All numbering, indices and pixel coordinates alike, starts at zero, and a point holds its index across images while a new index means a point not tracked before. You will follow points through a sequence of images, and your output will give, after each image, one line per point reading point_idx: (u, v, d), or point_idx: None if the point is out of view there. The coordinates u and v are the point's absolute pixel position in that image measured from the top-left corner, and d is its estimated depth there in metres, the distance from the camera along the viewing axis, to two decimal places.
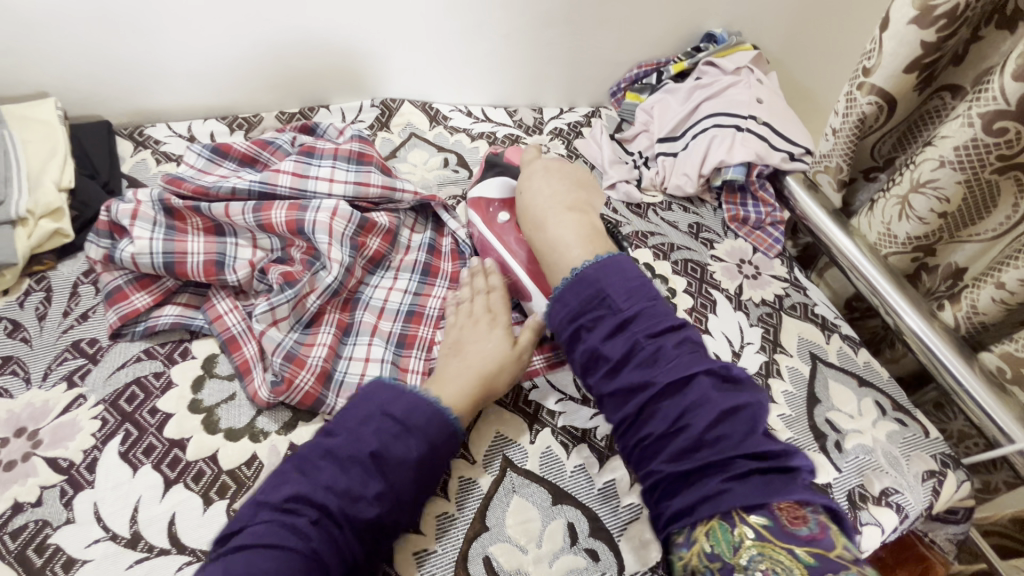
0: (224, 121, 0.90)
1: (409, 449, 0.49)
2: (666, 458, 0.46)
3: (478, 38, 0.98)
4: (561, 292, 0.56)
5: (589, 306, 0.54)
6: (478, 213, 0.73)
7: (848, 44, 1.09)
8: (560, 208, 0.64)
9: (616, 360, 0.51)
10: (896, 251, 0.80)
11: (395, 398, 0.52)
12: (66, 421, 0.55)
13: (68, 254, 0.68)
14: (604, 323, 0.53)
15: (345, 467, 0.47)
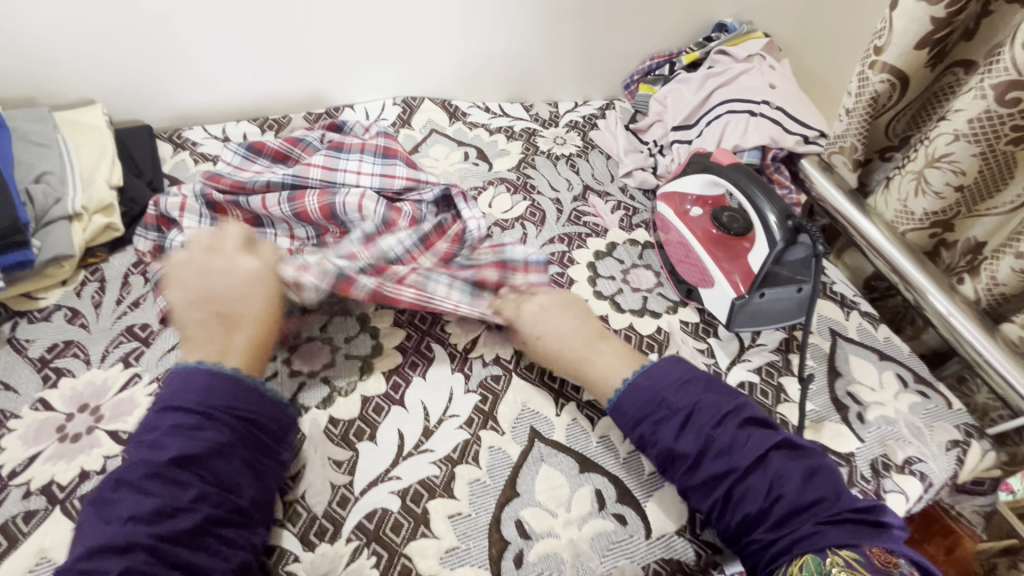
0: (256, 123, 0.94)
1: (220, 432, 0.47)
2: (764, 528, 0.50)
3: (494, 35, 1.01)
4: (619, 402, 0.59)
5: (649, 410, 0.57)
6: (673, 205, 0.81)
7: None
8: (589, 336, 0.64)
9: (693, 457, 0.54)
10: (914, 227, 0.81)
11: (183, 387, 0.49)
12: (124, 397, 0.59)
13: (118, 248, 0.73)
14: (667, 424, 0.56)
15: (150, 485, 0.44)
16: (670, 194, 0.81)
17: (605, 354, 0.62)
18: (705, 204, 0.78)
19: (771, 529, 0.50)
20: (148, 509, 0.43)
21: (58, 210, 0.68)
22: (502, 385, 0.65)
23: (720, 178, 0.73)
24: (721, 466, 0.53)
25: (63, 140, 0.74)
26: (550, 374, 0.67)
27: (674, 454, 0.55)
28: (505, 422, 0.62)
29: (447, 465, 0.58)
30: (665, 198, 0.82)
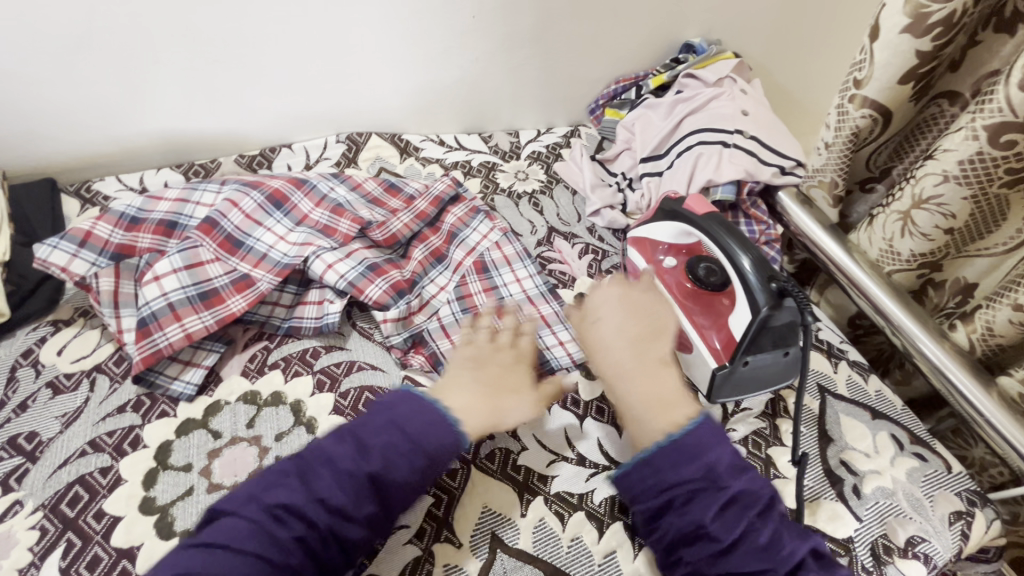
0: (179, 169, 0.84)
1: (407, 473, 0.47)
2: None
3: (446, 63, 0.92)
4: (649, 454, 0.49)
5: (687, 479, 0.48)
6: (644, 253, 0.74)
7: (840, 48, 1.05)
8: (624, 324, 0.59)
9: (725, 542, 0.45)
10: (900, 268, 0.75)
11: (416, 412, 0.50)
12: (0, 534, 0.49)
13: (5, 334, 0.62)
14: (703, 500, 0.47)
15: (343, 486, 0.45)
16: (641, 241, 0.75)
17: (660, 384, 0.55)
18: (679, 252, 0.72)
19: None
20: (337, 502, 0.45)
21: None
22: (459, 482, 0.57)
23: (689, 224, 0.67)
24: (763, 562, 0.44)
25: None
26: (513, 464, 0.59)
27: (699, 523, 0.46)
28: (463, 530, 0.54)
29: None
30: (636, 248, 0.76)
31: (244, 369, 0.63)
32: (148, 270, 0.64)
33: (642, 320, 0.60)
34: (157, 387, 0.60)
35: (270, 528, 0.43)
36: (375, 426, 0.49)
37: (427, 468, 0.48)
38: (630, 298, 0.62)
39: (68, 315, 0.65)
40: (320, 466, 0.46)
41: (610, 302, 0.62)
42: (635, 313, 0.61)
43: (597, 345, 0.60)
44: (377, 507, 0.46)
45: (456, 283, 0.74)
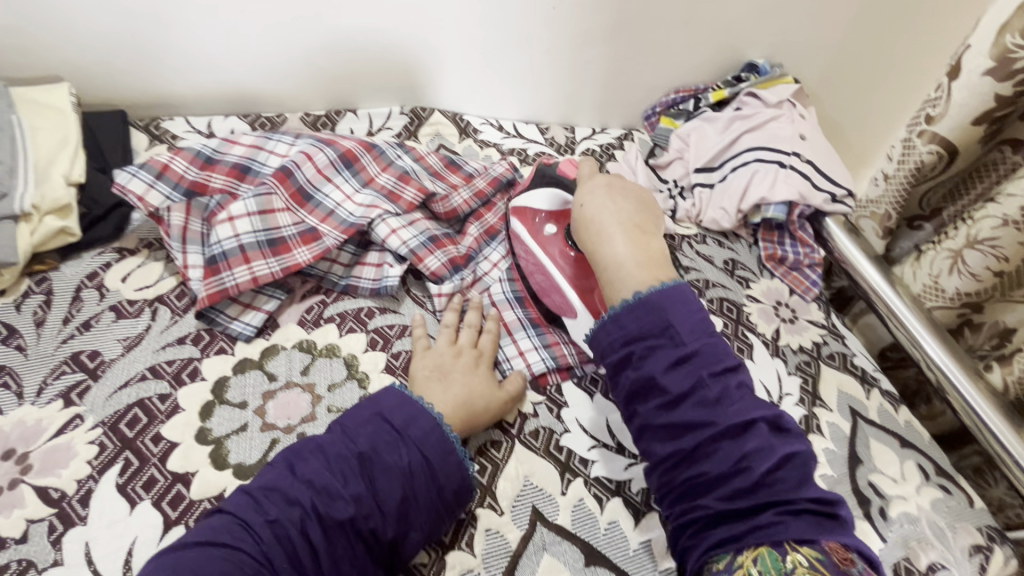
0: (246, 120, 0.85)
1: (399, 459, 0.49)
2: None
3: (518, 50, 0.93)
4: (616, 311, 0.53)
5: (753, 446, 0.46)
6: (525, 224, 0.71)
7: (913, 63, 0.99)
8: (620, 226, 0.59)
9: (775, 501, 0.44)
10: (941, 305, 0.77)
11: (397, 404, 0.53)
12: (60, 445, 0.50)
13: (72, 254, 0.63)
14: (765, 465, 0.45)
15: (331, 467, 0.48)
16: (522, 209, 0.72)
17: (638, 247, 0.58)
18: (557, 218, 0.70)
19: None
20: (322, 481, 0.47)
21: (2, 207, 0.58)
22: (503, 453, 0.58)
23: (560, 189, 0.71)
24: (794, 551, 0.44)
25: (19, 121, 0.65)
26: (556, 444, 0.60)
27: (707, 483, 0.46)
28: (505, 499, 0.55)
29: (437, 550, 0.51)
30: (519, 216, 0.72)
31: (301, 320, 0.64)
32: (218, 211, 0.65)
33: (623, 198, 0.62)
34: (217, 324, 0.61)
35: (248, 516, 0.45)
36: (358, 422, 0.51)
37: (417, 459, 0.50)
38: (617, 189, 0.62)
39: (133, 245, 0.65)
40: (311, 455, 0.48)
41: (597, 194, 0.63)
42: (614, 192, 0.62)
43: (596, 233, 0.60)
44: (366, 488, 0.47)
45: (509, 264, 0.75)
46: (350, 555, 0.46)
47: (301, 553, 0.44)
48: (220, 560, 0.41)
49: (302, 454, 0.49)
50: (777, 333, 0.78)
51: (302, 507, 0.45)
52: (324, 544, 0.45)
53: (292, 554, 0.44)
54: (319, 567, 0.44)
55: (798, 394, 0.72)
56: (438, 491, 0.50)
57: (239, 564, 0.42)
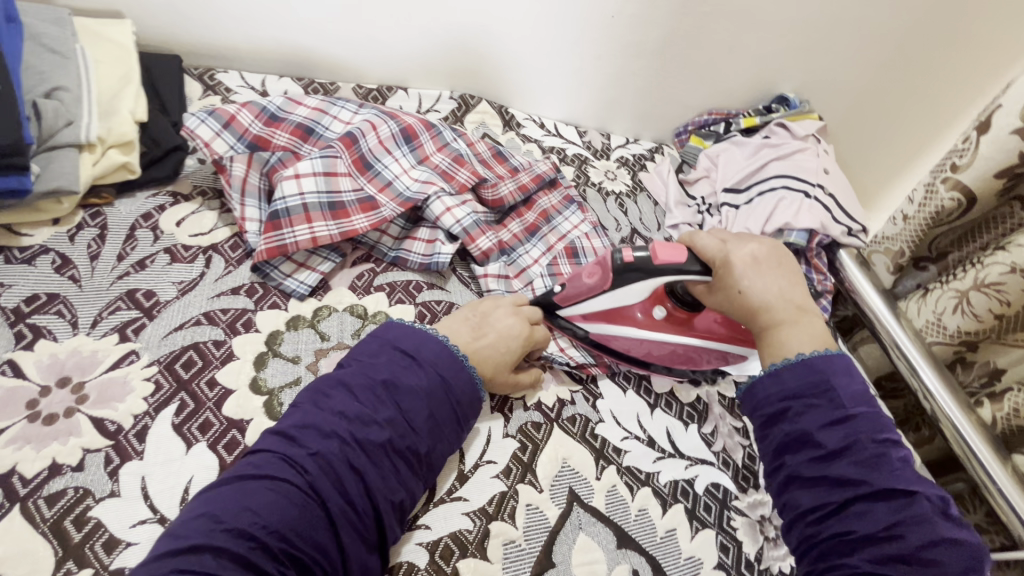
0: (300, 83, 0.85)
1: (420, 382, 0.50)
2: (870, 557, 0.42)
3: (571, 52, 0.96)
4: (778, 369, 0.51)
5: (810, 391, 0.49)
6: (618, 322, 0.66)
7: (937, 115, 0.98)
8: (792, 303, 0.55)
9: (833, 449, 0.46)
10: (941, 341, 0.83)
11: (403, 334, 0.53)
12: (116, 378, 0.50)
13: (127, 190, 0.62)
14: (819, 411, 0.48)
15: (359, 396, 0.48)
16: (613, 310, 0.65)
17: (801, 328, 0.54)
18: (653, 301, 0.65)
19: (870, 562, 0.42)
20: (354, 411, 0.47)
21: (69, 134, 0.57)
22: (543, 434, 0.60)
23: (653, 278, 0.61)
24: (854, 474, 0.45)
25: (83, 52, 0.63)
26: (592, 431, 0.62)
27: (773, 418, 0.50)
28: (544, 478, 0.57)
29: (482, 519, 0.52)
30: (603, 321, 0.66)
31: (352, 285, 0.64)
32: (280, 167, 0.65)
33: (772, 275, 0.57)
34: (272, 279, 0.61)
35: (287, 450, 0.44)
36: (369, 354, 0.51)
37: (436, 383, 0.51)
38: (762, 258, 0.58)
39: (187, 190, 0.65)
40: (333, 389, 0.48)
41: (743, 266, 0.57)
42: (762, 266, 0.58)
43: (761, 307, 0.55)
44: (396, 410, 0.48)
45: (548, 260, 0.76)
46: (394, 474, 0.47)
47: (347, 482, 0.44)
48: (270, 493, 0.41)
49: (323, 390, 0.49)
50: None
51: (337, 437, 0.45)
52: (369, 467, 0.45)
53: (339, 486, 0.43)
54: (367, 490, 0.45)
55: None
56: (457, 406, 0.52)
57: (285, 496, 0.41)
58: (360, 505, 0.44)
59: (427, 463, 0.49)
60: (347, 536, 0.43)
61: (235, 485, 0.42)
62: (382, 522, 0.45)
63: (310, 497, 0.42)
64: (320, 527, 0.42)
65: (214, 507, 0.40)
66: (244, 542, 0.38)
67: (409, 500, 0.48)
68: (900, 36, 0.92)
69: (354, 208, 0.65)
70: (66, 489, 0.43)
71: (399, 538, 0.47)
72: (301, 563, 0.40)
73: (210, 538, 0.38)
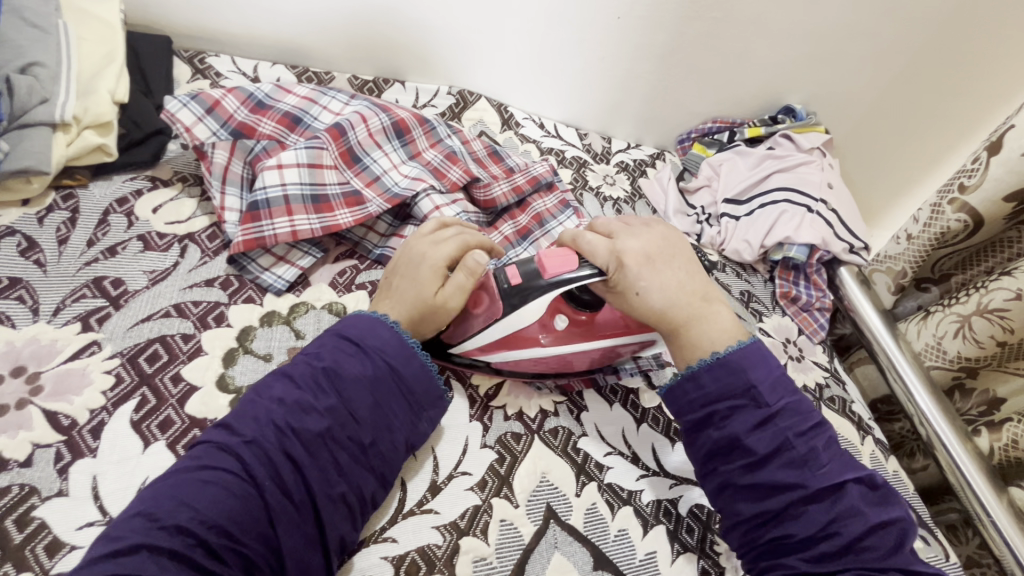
0: (293, 71, 0.82)
1: (363, 369, 0.48)
2: (806, 557, 0.46)
3: (575, 52, 0.94)
4: (695, 370, 0.52)
5: (731, 394, 0.51)
6: (525, 345, 0.57)
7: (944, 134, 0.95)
8: (690, 297, 0.56)
9: (761, 454, 0.49)
10: (940, 366, 0.80)
11: (350, 321, 0.51)
12: (75, 370, 0.47)
13: (102, 173, 0.60)
14: (745, 414, 0.50)
15: (299, 384, 0.46)
16: (510, 335, 0.57)
17: (707, 324, 0.55)
18: (552, 311, 0.57)
19: (806, 562, 0.46)
20: (293, 399, 0.45)
21: (42, 112, 0.55)
22: (523, 446, 0.58)
23: (550, 291, 0.54)
24: (790, 477, 0.48)
25: (65, 27, 0.60)
26: (574, 445, 0.59)
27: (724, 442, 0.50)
28: (521, 492, 0.54)
29: (452, 534, 0.50)
30: (500, 348, 0.58)
31: (333, 282, 0.62)
32: (264, 157, 0.62)
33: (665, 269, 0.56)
34: (248, 272, 0.59)
35: (225, 440, 0.43)
36: (314, 344, 0.49)
37: (379, 371, 0.48)
38: (653, 251, 0.57)
39: (166, 176, 0.63)
40: (273, 378, 0.46)
41: (636, 266, 0.55)
42: (655, 263, 0.56)
43: (661, 311, 0.55)
44: (337, 398, 0.46)
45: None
46: (333, 464, 0.44)
47: (284, 472, 0.42)
48: (208, 484, 0.40)
49: (266, 381, 0.47)
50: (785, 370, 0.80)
51: (273, 425, 0.43)
52: (306, 458, 0.43)
53: (277, 477, 0.42)
54: (305, 481, 0.43)
55: None
56: (407, 394, 0.49)
57: (220, 485, 0.40)
58: (297, 495, 0.42)
59: (374, 454, 0.46)
60: (286, 529, 0.41)
61: (175, 477, 0.40)
62: (321, 517, 0.42)
63: (248, 486, 0.41)
64: (258, 519, 0.40)
65: (149, 504, 0.38)
66: (183, 539, 0.37)
67: (354, 493, 0.44)
68: (913, 51, 0.90)
69: (339, 203, 0.63)
70: (11, 486, 0.41)
71: (346, 537, 0.44)
72: (245, 558, 0.39)
73: (148, 535, 0.37)
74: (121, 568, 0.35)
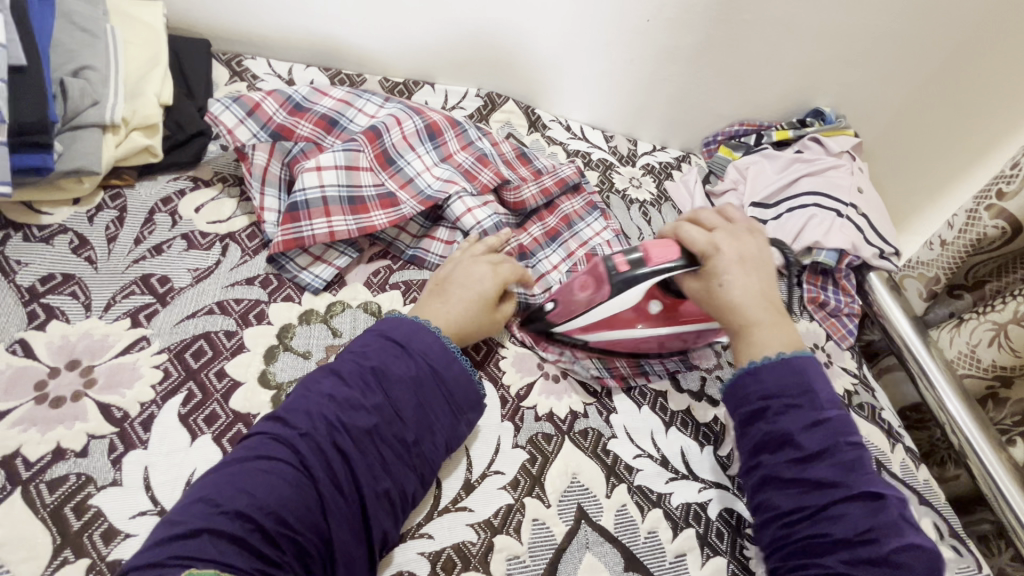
0: (327, 73, 0.84)
1: (409, 370, 0.49)
2: (844, 559, 0.43)
3: (603, 55, 0.94)
4: (757, 367, 0.50)
5: (790, 391, 0.49)
6: (611, 327, 0.62)
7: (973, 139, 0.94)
8: (766, 306, 0.55)
9: (811, 452, 0.46)
10: (973, 374, 0.79)
11: (395, 323, 0.52)
12: (126, 364, 0.49)
13: (148, 173, 0.62)
14: (798, 413, 0.48)
15: (348, 381, 0.47)
16: (608, 318, 0.61)
17: (771, 329, 0.53)
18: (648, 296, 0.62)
19: (844, 563, 0.43)
20: (343, 395, 0.46)
21: (94, 114, 0.56)
22: (554, 447, 0.58)
23: (649, 279, 0.57)
24: (834, 477, 0.45)
25: (114, 32, 0.62)
26: (604, 447, 0.60)
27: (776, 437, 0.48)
28: (552, 492, 0.55)
29: (486, 531, 0.51)
30: (600, 329, 0.62)
31: (368, 281, 0.63)
32: (302, 159, 0.64)
33: (754, 273, 0.57)
34: (286, 271, 0.60)
35: (279, 432, 0.43)
36: (360, 343, 0.50)
37: (425, 372, 0.49)
38: (744, 256, 0.57)
39: (208, 176, 0.64)
40: (322, 375, 0.47)
41: (728, 261, 0.56)
42: (749, 264, 0.57)
43: (732, 305, 0.54)
44: (384, 396, 0.47)
45: (568, 267, 0.74)
46: (380, 461, 0.45)
47: (336, 466, 0.43)
48: (267, 475, 0.40)
49: (313, 377, 0.48)
50: None
51: (324, 420, 0.44)
52: (355, 453, 0.44)
53: (329, 471, 0.42)
54: (354, 477, 0.43)
55: None
56: (450, 396, 0.50)
57: (278, 476, 0.40)
58: (347, 489, 0.43)
59: (418, 453, 0.47)
60: (336, 522, 0.41)
61: (231, 468, 0.41)
62: (368, 513, 0.43)
63: (302, 478, 0.41)
64: (313, 510, 0.41)
65: (210, 491, 0.39)
66: (241, 525, 0.38)
67: (398, 490, 0.45)
68: (943, 56, 0.89)
69: (374, 204, 0.64)
70: (68, 475, 0.43)
71: (389, 532, 0.44)
72: (299, 547, 0.39)
73: (209, 520, 0.37)
74: (184, 551, 0.36)
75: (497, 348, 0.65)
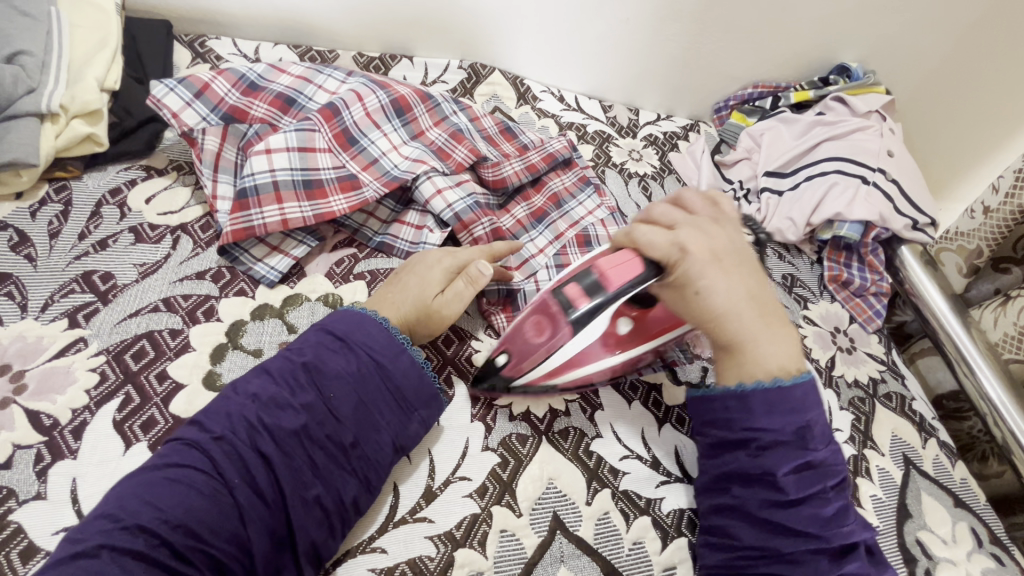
0: (296, 51, 0.80)
1: (346, 366, 0.44)
2: None
3: (597, 17, 0.85)
4: (749, 391, 0.45)
5: (782, 427, 0.45)
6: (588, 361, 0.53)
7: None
8: (756, 311, 0.48)
9: (796, 498, 0.43)
10: (1021, 359, 0.69)
11: (336, 316, 0.48)
12: (60, 367, 0.46)
13: (96, 164, 0.59)
14: (785, 455, 0.44)
15: (278, 378, 0.43)
16: (576, 356, 0.52)
17: (764, 340, 0.47)
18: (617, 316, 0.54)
19: None
20: (270, 394, 0.42)
21: (29, 102, 0.53)
22: (528, 449, 0.53)
23: (610, 305, 0.50)
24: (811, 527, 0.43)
25: (57, 14, 0.59)
26: (586, 448, 0.54)
27: (758, 475, 0.44)
28: (524, 500, 0.50)
29: (447, 545, 0.46)
30: (567, 370, 0.53)
31: (330, 272, 0.59)
32: (256, 141, 0.59)
33: (735, 273, 0.49)
34: (240, 263, 0.56)
35: (197, 436, 0.40)
36: (299, 339, 0.46)
37: (362, 369, 0.45)
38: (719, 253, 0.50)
39: (162, 165, 0.61)
40: (252, 373, 0.44)
41: (700, 259, 0.48)
42: (724, 262, 0.49)
43: (716, 316, 0.48)
44: (316, 396, 0.43)
45: (555, 250, 0.68)
46: (309, 465, 0.41)
47: (254, 470, 0.39)
48: (177, 483, 0.37)
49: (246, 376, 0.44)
50: (832, 362, 0.71)
51: (246, 421, 0.40)
52: (279, 457, 0.40)
53: (248, 475, 0.39)
54: (279, 481, 0.40)
55: (849, 431, 0.65)
56: (395, 395, 0.45)
57: (187, 483, 0.37)
58: (270, 495, 0.39)
59: (355, 457, 0.43)
60: (257, 532, 0.38)
61: (141, 476, 0.38)
62: (293, 523, 0.39)
63: (218, 485, 0.38)
64: (230, 518, 0.37)
65: (114, 505, 0.36)
66: (146, 539, 0.35)
67: (331, 497, 0.41)
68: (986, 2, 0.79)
69: (334, 189, 0.59)
70: None
71: (321, 544, 0.40)
72: (214, 560, 0.36)
73: (109, 536, 0.34)
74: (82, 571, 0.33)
75: (469, 340, 0.59)
